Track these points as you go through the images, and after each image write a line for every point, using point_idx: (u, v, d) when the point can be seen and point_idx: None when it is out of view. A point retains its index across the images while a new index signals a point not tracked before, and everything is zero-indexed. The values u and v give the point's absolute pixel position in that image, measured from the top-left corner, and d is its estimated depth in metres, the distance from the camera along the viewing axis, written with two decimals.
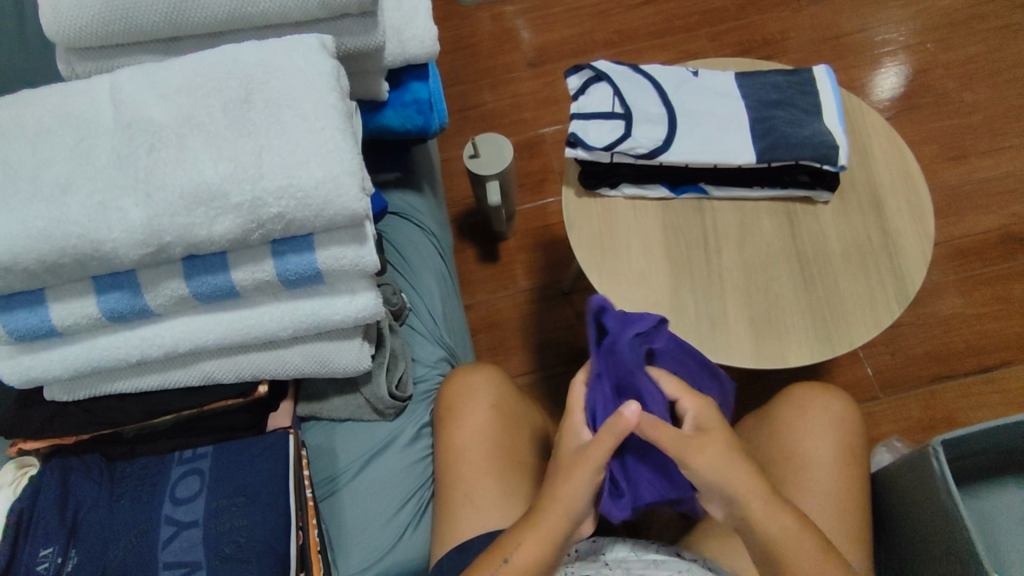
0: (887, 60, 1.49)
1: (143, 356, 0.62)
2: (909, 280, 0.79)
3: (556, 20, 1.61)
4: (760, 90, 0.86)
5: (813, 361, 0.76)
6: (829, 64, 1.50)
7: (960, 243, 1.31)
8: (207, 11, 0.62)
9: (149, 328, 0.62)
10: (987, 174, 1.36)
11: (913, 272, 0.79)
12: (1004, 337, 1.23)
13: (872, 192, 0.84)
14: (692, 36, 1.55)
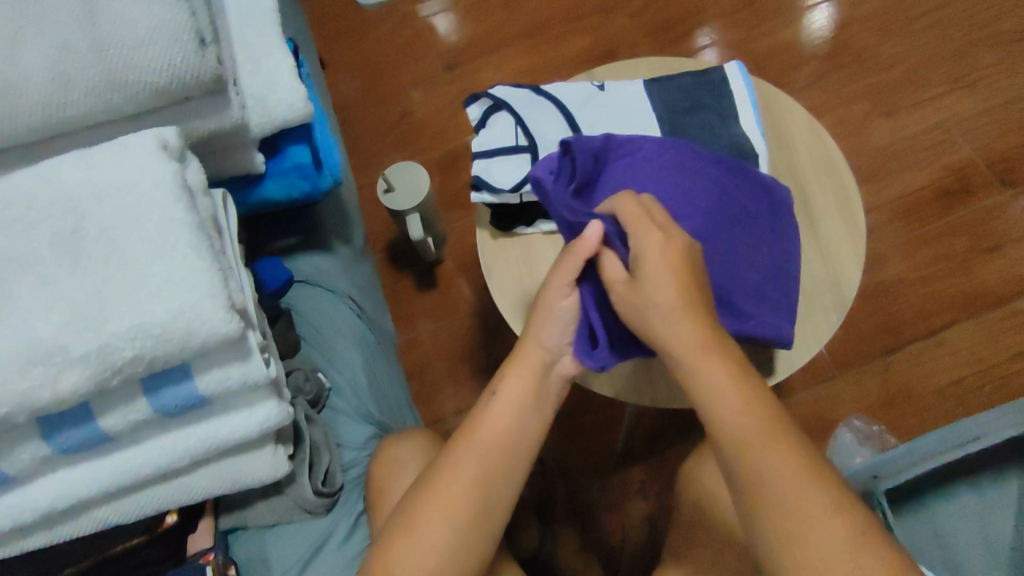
0: (807, 19, 1.44)
1: (18, 522, 0.55)
2: (845, 285, 0.75)
3: (463, 17, 1.51)
4: (670, 97, 0.79)
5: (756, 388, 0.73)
6: (749, 31, 1.45)
7: (897, 204, 1.29)
8: (20, 119, 0.52)
9: (18, 493, 0.55)
10: (916, 128, 1.33)
11: (849, 275, 0.76)
12: (949, 295, 1.22)
13: (798, 191, 0.80)
14: (606, 18, 1.48)
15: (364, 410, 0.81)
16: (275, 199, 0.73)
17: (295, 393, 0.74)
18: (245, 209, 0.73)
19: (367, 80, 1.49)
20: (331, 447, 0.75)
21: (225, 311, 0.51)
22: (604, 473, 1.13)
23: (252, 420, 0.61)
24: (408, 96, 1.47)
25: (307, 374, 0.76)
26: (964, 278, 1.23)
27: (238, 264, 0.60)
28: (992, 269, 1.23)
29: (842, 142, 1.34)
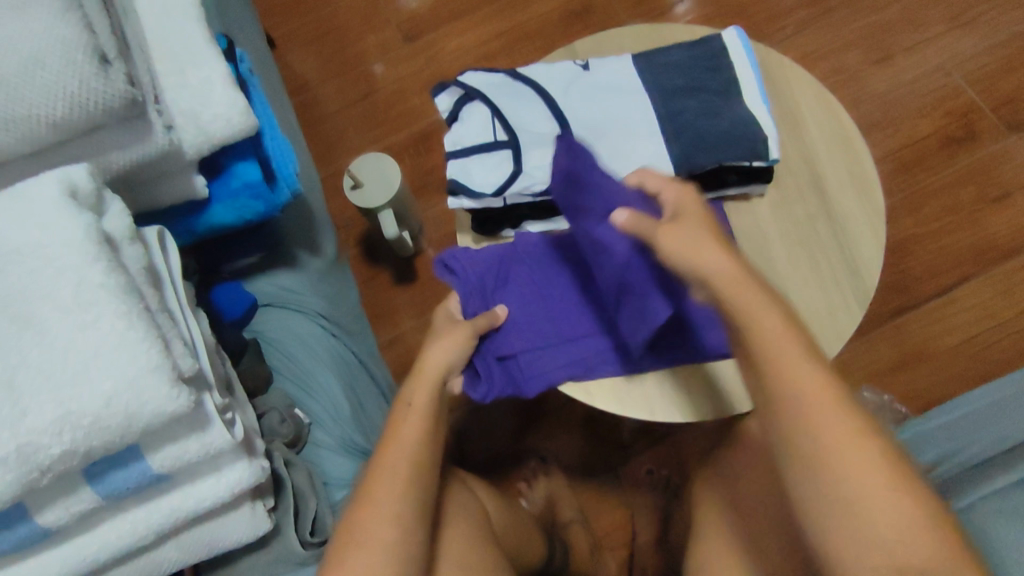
0: None
1: None
2: (866, 273, 0.69)
3: None
4: (662, 73, 0.71)
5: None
6: None
7: (901, 155, 1.19)
8: None
9: None
10: (919, 71, 1.22)
11: (871, 262, 0.69)
12: (959, 251, 1.14)
13: (810, 170, 0.73)
14: None
15: (348, 440, 0.74)
16: (226, 224, 0.64)
17: (271, 436, 0.67)
18: (192, 237, 0.64)
19: (323, 59, 1.37)
20: (317, 490, 0.68)
21: (171, 386, 0.43)
22: (608, 465, 1.07)
23: (222, 486, 0.54)
24: (369, 73, 1.35)
25: (283, 414, 0.68)
26: (974, 232, 1.14)
27: (186, 314, 0.52)
28: (1002, 218, 1.14)
29: (839, 92, 1.23)
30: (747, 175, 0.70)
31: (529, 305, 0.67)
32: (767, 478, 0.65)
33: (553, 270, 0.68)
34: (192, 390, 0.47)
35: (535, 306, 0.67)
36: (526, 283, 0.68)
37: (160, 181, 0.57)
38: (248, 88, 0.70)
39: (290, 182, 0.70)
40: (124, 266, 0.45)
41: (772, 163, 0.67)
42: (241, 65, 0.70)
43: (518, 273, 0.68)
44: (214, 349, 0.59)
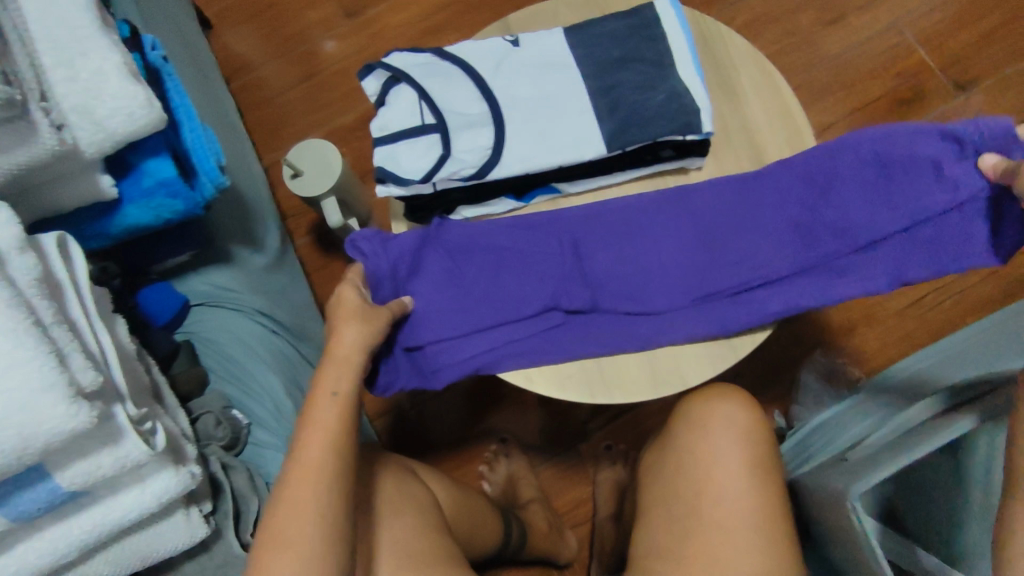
0: None
1: None
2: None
3: None
4: (596, 46, 0.68)
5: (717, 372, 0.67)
6: None
7: (854, 118, 1.18)
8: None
9: None
10: (872, 31, 1.20)
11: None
12: None
13: (748, 141, 0.72)
14: None
15: (293, 438, 0.73)
16: (142, 224, 0.61)
17: (206, 440, 0.66)
18: (108, 240, 0.62)
19: (262, 40, 1.31)
20: (259, 490, 0.67)
21: (70, 403, 0.41)
22: (568, 442, 1.06)
23: (147, 497, 0.52)
24: (311, 53, 1.30)
25: (218, 417, 0.67)
26: None
27: (94, 321, 0.50)
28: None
29: (791, 56, 1.21)
30: (682, 150, 0.68)
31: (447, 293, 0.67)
32: (705, 458, 0.66)
33: (469, 259, 0.68)
34: (98, 405, 0.45)
35: (453, 292, 0.67)
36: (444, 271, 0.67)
37: (61, 184, 0.54)
38: (161, 78, 0.66)
39: (213, 175, 0.66)
40: (10, 278, 0.43)
41: (705, 136, 0.66)
42: (152, 53, 0.66)
43: (438, 260, 0.68)
44: (135, 356, 0.56)
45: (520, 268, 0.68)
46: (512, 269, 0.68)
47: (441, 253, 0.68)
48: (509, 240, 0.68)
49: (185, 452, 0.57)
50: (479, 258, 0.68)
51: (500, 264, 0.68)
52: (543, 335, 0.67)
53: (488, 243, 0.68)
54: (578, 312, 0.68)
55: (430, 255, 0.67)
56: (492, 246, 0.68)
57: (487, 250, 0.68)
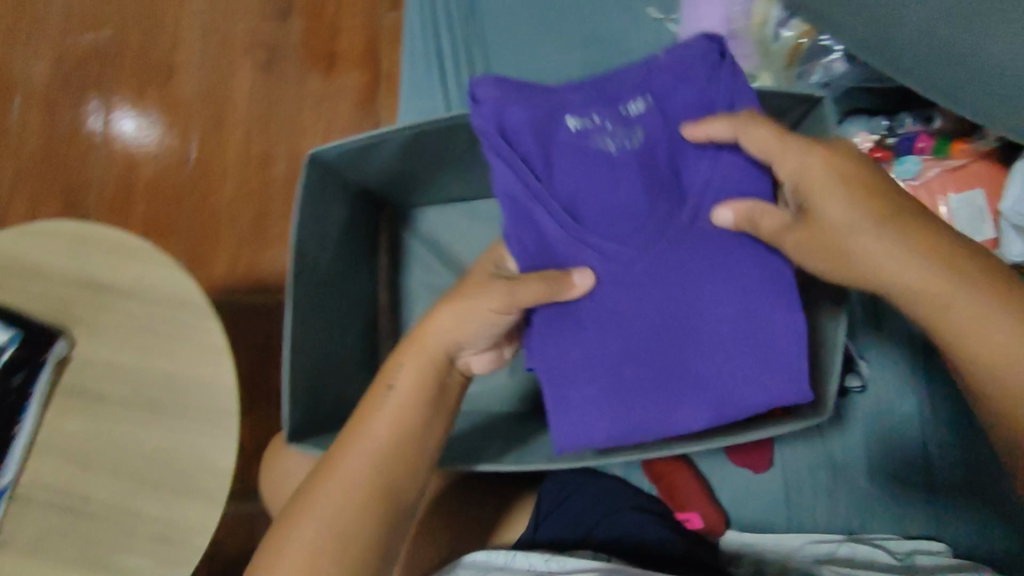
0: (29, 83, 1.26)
1: None
2: (193, 380, 0.69)
3: None
4: None
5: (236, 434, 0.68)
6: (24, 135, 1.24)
7: (255, 110, 1.23)
8: None
9: None
10: (194, 55, 1.26)
11: (206, 335, 0.70)
12: (350, 120, 1.22)
13: (82, 287, 0.71)
14: None
15: None
16: None
17: None
18: None
19: None
20: None
21: None
22: None
23: None
24: None
25: None
26: (343, 99, 1.22)
27: None
28: (346, 73, 1.23)
29: (173, 127, 1.24)
30: (30, 363, 0.67)
31: (564, 235, 0.53)
32: None
33: (574, 163, 0.53)
34: None
35: (609, 303, 0.53)
36: (548, 124, 0.53)
37: None
38: None
39: None
40: None
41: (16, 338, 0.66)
42: None
43: (523, 157, 0.53)
44: None
45: (663, 287, 0.53)
46: (653, 312, 0.53)
47: (529, 150, 0.53)
48: (579, 185, 0.53)
49: None
50: (583, 253, 0.53)
51: (644, 215, 0.53)
52: (612, 316, 0.53)
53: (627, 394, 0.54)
54: (620, 285, 0.53)
55: (507, 128, 0.53)
56: (653, 425, 0.54)
57: (634, 351, 0.54)
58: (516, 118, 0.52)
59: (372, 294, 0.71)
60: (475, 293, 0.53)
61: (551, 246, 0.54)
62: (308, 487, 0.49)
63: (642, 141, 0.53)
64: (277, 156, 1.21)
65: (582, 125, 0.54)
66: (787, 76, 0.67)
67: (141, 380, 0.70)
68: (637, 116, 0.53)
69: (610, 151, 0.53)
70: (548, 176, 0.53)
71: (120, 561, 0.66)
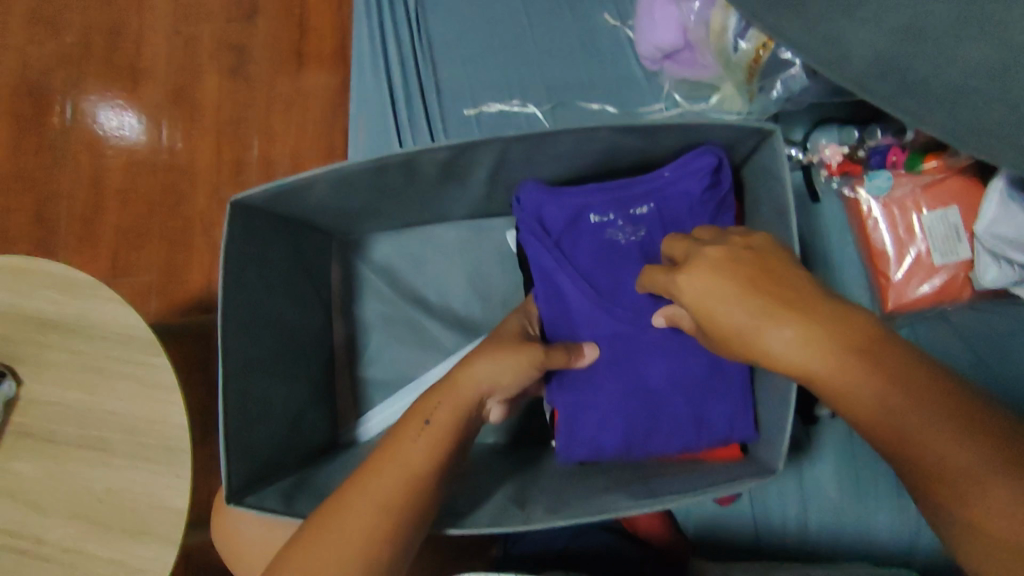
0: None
1: None
2: (142, 417, 0.68)
3: None
4: None
5: (188, 473, 0.66)
6: None
7: (223, 116, 1.20)
8: None
9: None
10: (159, 62, 1.22)
11: (154, 371, 0.68)
12: (320, 123, 1.18)
13: (28, 323, 0.70)
14: None
15: None
16: None
17: None
18: None
19: None
20: None
21: None
22: None
23: None
24: None
25: None
26: (313, 102, 1.19)
27: None
28: (316, 75, 1.19)
29: (141, 137, 1.21)
30: None
31: (569, 295, 0.58)
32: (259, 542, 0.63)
33: (592, 254, 0.59)
34: None
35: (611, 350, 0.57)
36: (574, 222, 0.59)
37: None
38: None
39: None
40: None
41: None
42: None
43: (557, 245, 0.59)
44: None
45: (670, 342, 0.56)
46: (652, 364, 0.56)
47: (560, 238, 0.59)
48: (589, 264, 0.59)
49: None
50: (582, 314, 0.58)
51: (637, 285, 0.57)
52: (617, 367, 0.57)
53: (630, 432, 0.56)
54: (617, 344, 0.57)
55: (548, 221, 0.59)
56: (650, 452, 0.57)
57: (640, 389, 0.57)
58: (552, 215, 0.59)
59: (323, 333, 0.68)
60: (487, 353, 0.53)
61: (567, 314, 0.58)
62: (310, 530, 0.43)
63: (649, 208, 0.58)
64: (248, 162, 1.18)
65: (599, 220, 0.59)
66: (748, 90, 0.68)
67: (91, 419, 0.68)
68: (642, 216, 0.58)
69: (617, 243, 0.59)
70: (587, 262, 0.59)
71: None
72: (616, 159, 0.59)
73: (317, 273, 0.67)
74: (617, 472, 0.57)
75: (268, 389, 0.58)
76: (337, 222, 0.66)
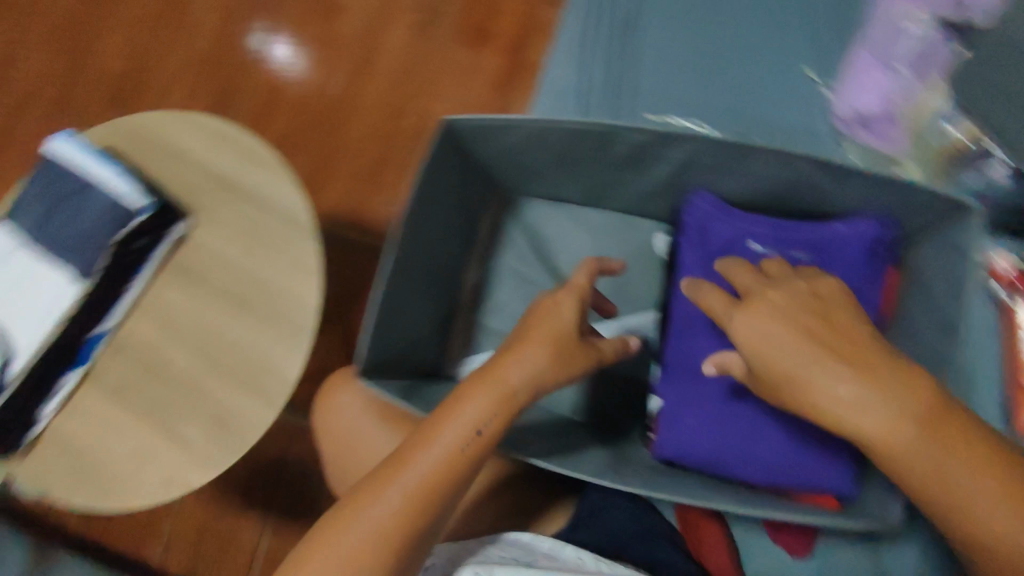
0: None
1: None
2: (281, 290, 0.74)
3: None
4: (32, 217, 0.74)
5: (305, 352, 0.72)
6: (197, 35, 1.36)
7: (400, 64, 1.29)
8: None
9: None
10: (358, 1, 1.33)
11: (303, 254, 0.75)
12: (481, 93, 1.26)
13: (212, 180, 0.79)
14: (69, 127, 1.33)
15: None
16: None
17: None
18: None
19: None
20: None
21: None
22: None
23: None
24: None
25: None
26: (481, 73, 1.27)
27: None
28: (493, 50, 1.27)
29: (322, 61, 1.32)
30: (155, 230, 0.75)
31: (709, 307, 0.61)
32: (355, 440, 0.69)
33: None
34: None
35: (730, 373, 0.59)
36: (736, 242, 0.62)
37: None
38: None
39: None
40: None
41: (151, 209, 0.73)
42: None
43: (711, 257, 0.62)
44: None
45: None
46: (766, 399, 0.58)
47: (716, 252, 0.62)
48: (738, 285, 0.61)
49: None
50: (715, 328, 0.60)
51: None
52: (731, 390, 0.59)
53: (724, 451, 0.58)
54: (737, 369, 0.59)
55: (710, 232, 0.63)
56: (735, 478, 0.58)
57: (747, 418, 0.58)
58: (715, 229, 0.62)
59: (460, 272, 0.73)
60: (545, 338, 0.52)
61: (699, 321, 0.61)
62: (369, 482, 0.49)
63: (809, 255, 0.60)
64: (408, 108, 1.27)
65: (758, 248, 0.61)
66: (935, 173, 0.69)
67: (239, 278, 0.76)
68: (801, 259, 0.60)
69: None
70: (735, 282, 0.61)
71: (179, 429, 0.72)
72: (793, 192, 0.61)
73: (472, 216, 0.73)
74: (701, 481, 0.58)
75: (409, 298, 0.63)
76: (508, 175, 0.71)
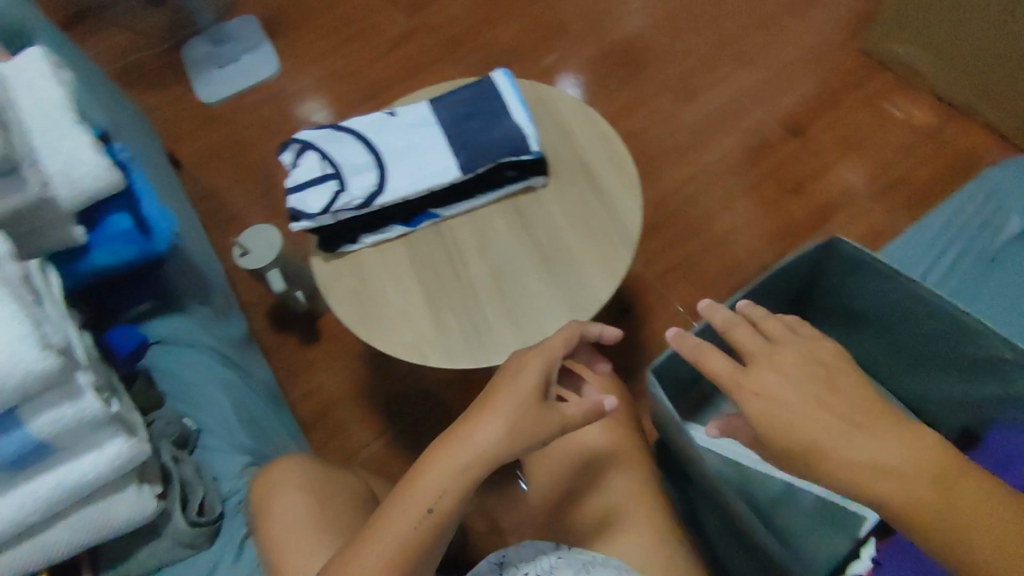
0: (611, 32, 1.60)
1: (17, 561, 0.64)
2: (581, 271, 0.85)
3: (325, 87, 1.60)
4: (451, 110, 0.92)
5: None
6: (578, 55, 1.58)
7: (717, 168, 1.42)
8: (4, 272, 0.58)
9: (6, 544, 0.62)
10: (715, 103, 1.48)
11: (614, 256, 0.85)
12: (769, 230, 1.35)
13: (579, 163, 0.93)
14: (447, 63, 1.60)
15: (239, 444, 0.85)
16: (108, 264, 0.81)
17: (160, 436, 0.78)
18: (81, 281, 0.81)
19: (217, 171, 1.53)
20: (204, 481, 0.78)
21: (40, 349, 0.54)
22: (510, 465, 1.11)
23: (101, 459, 0.64)
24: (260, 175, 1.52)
25: (169, 418, 0.80)
26: (779, 217, 1.36)
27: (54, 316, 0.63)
28: (800, 206, 1.37)
29: (658, 128, 1.47)
30: (525, 171, 0.89)
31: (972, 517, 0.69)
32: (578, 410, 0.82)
33: None
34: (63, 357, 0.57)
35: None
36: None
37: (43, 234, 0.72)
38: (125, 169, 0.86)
39: (167, 225, 0.86)
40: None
41: (536, 155, 0.88)
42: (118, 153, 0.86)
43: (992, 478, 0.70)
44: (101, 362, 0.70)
45: None
46: None
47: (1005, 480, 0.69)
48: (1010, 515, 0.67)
49: (137, 425, 0.68)
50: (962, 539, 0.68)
51: None
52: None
53: None
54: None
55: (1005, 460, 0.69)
56: None
57: None
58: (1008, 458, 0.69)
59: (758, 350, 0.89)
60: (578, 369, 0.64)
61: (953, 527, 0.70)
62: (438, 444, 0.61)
63: None
64: (701, 204, 1.39)
65: None
66: None
67: (556, 241, 0.87)
68: None
69: None
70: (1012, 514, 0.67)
71: (446, 318, 0.84)
72: None
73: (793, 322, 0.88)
74: None
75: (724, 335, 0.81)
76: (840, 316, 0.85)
